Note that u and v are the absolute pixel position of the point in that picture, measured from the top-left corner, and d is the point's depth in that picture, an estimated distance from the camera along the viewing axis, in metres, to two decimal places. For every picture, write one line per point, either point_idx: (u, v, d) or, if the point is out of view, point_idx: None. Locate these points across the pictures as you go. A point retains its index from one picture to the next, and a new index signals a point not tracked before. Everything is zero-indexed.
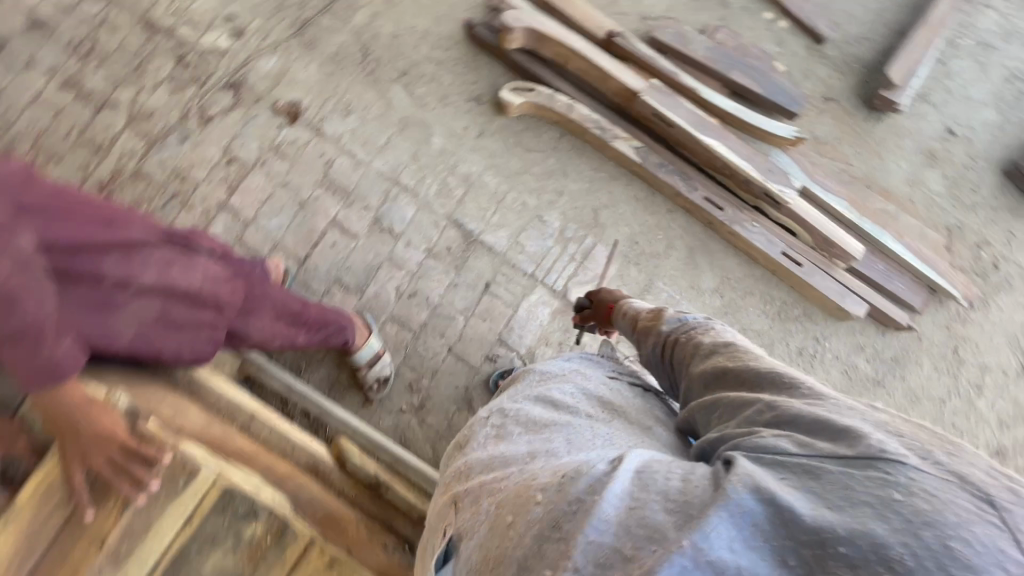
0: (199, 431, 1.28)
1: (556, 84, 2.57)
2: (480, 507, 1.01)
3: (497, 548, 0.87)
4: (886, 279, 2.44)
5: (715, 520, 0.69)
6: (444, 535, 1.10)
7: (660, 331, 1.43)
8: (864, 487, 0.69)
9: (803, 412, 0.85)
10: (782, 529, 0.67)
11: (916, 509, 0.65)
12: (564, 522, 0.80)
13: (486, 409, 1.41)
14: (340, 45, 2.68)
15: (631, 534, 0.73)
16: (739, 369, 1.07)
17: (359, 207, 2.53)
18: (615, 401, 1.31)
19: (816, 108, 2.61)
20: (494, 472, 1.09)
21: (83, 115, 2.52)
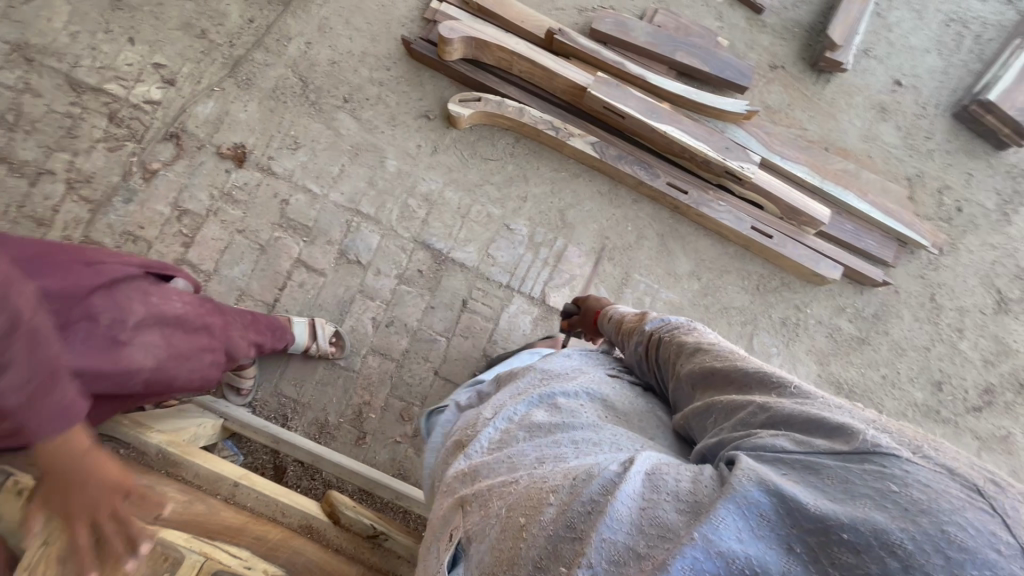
0: (176, 514, 1.23)
1: (503, 89, 2.53)
2: (488, 510, 0.90)
3: (510, 550, 0.79)
4: (856, 238, 2.46)
5: (722, 511, 0.63)
6: (447, 540, 0.97)
7: (642, 330, 1.36)
8: (861, 479, 0.61)
9: (793, 411, 0.76)
10: (787, 517, 0.60)
11: (914, 498, 0.57)
12: (578, 521, 0.73)
13: (487, 409, 1.25)
14: (278, 79, 2.60)
15: (644, 533, 0.68)
16: (725, 369, 0.97)
17: (322, 242, 2.47)
18: (626, 404, 1.14)
19: (763, 78, 2.62)
20: (501, 477, 0.95)
21: (19, 189, 2.41)
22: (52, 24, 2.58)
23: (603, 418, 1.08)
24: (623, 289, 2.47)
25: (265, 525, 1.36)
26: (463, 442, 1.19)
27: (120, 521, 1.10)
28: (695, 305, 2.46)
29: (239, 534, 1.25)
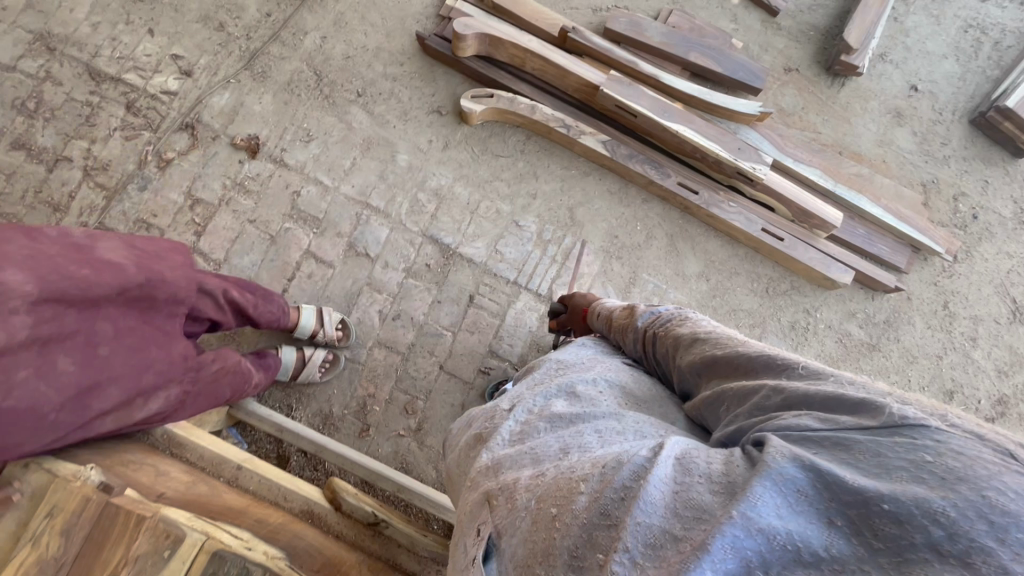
0: (181, 495, 1.22)
1: (516, 86, 2.53)
2: (513, 503, 0.80)
3: (542, 541, 0.71)
4: (868, 244, 2.43)
5: (759, 489, 0.60)
6: (473, 535, 0.85)
7: (636, 327, 1.35)
8: (893, 452, 0.60)
9: (809, 392, 0.74)
10: (825, 491, 0.58)
11: (949, 466, 0.55)
12: (611, 508, 0.67)
13: (502, 401, 1.17)
14: (293, 72, 2.62)
15: (679, 516, 0.63)
16: (728, 356, 0.97)
17: (331, 234, 2.48)
18: (637, 388, 1.12)
19: (778, 80, 2.61)
20: (522, 469, 0.86)
21: (38, 174, 2.45)
22: (74, 14, 2.62)
23: (620, 405, 1.03)
24: (631, 288, 2.46)
25: (267, 508, 1.36)
26: (479, 432, 1.09)
27: (125, 497, 1.10)
28: (703, 306, 2.45)
29: (241, 516, 1.25)
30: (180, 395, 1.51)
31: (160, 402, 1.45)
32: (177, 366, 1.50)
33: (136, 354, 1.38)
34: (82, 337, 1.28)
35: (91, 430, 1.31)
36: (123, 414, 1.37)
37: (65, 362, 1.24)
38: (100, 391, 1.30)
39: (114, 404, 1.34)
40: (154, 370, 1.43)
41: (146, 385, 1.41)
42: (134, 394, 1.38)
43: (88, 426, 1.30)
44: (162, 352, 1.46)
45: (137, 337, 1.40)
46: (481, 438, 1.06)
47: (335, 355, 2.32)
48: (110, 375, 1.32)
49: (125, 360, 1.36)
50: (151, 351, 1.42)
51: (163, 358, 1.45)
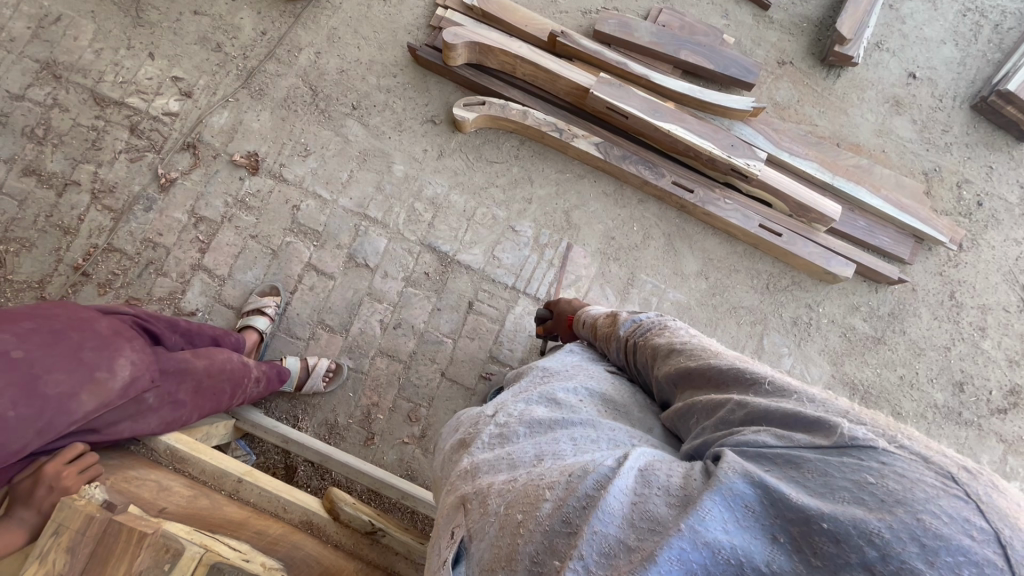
0: (182, 509, 1.26)
1: (507, 93, 2.55)
2: (485, 507, 0.81)
3: (507, 545, 0.71)
4: (869, 235, 2.40)
5: (708, 503, 0.60)
6: (446, 538, 0.86)
7: (618, 335, 1.35)
8: (839, 472, 0.60)
9: (770, 407, 0.74)
10: (771, 508, 0.59)
11: (889, 488, 0.55)
12: (573, 515, 0.68)
13: (487, 407, 1.17)
14: (290, 88, 2.67)
15: (635, 527, 0.63)
16: (701, 368, 0.97)
17: (331, 246, 2.52)
18: (617, 395, 1.12)
19: (772, 74, 2.59)
20: (495, 475, 0.87)
21: (48, 199, 2.53)
22: (78, 42, 2.70)
23: (599, 414, 1.03)
24: (629, 289, 2.46)
25: (267, 520, 1.40)
26: (462, 439, 1.10)
27: (127, 515, 1.13)
28: (702, 305, 2.44)
29: (240, 528, 1.29)
30: (148, 361, 1.43)
31: (127, 369, 1.37)
32: (116, 337, 1.40)
33: (57, 341, 1.28)
34: None
35: (72, 415, 1.25)
36: (96, 389, 1.30)
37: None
38: (43, 379, 1.22)
39: (76, 385, 1.27)
40: (91, 345, 1.33)
41: (95, 359, 1.32)
42: (88, 370, 1.29)
43: (64, 410, 1.24)
44: (86, 331, 1.34)
45: (46, 328, 1.29)
46: (464, 444, 1.07)
47: (339, 364, 2.35)
48: (41, 363, 1.22)
49: (46, 348, 1.25)
50: (70, 332, 1.32)
51: (92, 335, 1.35)
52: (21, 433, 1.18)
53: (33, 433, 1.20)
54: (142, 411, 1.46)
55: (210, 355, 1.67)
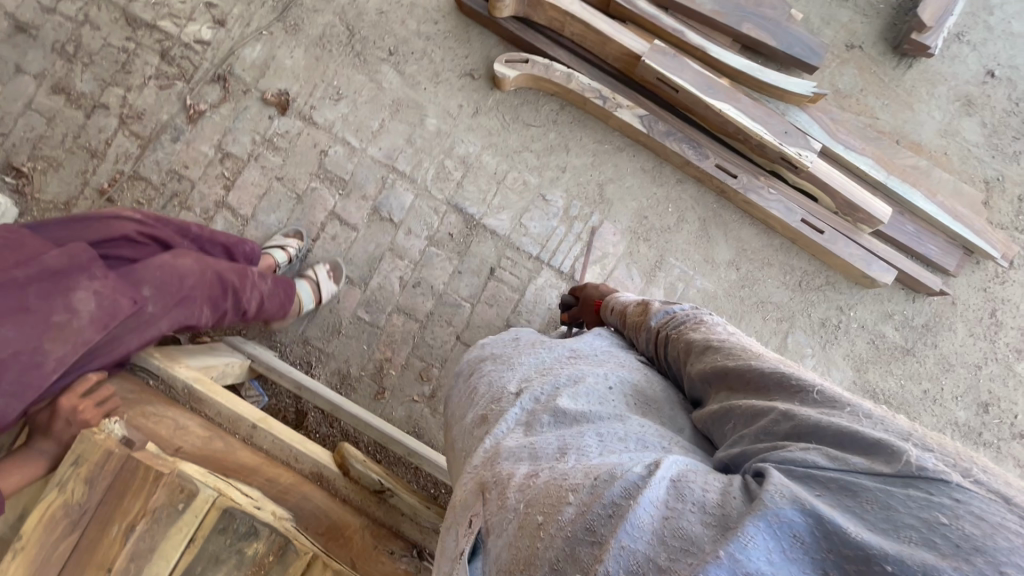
0: (198, 450, 1.28)
1: (552, 52, 2.41)
2: (502, 501, 0.78)
3: (524, 548, 0.69)
4: (917, 242, 2.29)
5: (751, 529, 0.56)
6: (466, 526, 0.84)
7: (648, 326, 1.30)
8: (905, 506, 0.56)
9: (820, 422, 0.69)
10: (824, 540, 0.55)
11: (965, 533, 0.52)
12: (598, 524, 0.64)
13: (510, 382, 1.13)
14: (325, 26, 2.55)
15: (666, 545, 0.59)
16: (739, 367, 0.91)
17: (357, 196, 2.47)
18: (644, 386, 1.08)
19: (837, 58, 2.42)
20: (515, 467, 0.84)
21: (76, 120, 2.49)
22: None
23: (628, 408, 0.99)
24: (656, 272, 2.41)
25: (278, 468, 1.41)
26: (483, 413, 1.07)
27: (144, 452, 1.14)
28: (729, 295, 2.37)
29: (253, 474, 1.31)
30: (111, 286, 1.31)
31: (89, 303, 1.26)
32: (69, 269, 1.27)
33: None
34: None
35: (42, 368, 1.18)
36: (60, 334, 1.21)
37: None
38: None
39: (34, 337, 1.17)
40: (38, 289, 1.20)
41: (45, 304, 1.20)
42: (41, 317, 1.18)
43: (32, 364, 1.16)
44: (31, 272, 1.21)
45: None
46: (486, 419, 1.05)
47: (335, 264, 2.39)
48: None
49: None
50: (13, 276, 1.19)
51: (38, 275, 1.22)
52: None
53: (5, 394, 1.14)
54: (141, 324, 1.40)
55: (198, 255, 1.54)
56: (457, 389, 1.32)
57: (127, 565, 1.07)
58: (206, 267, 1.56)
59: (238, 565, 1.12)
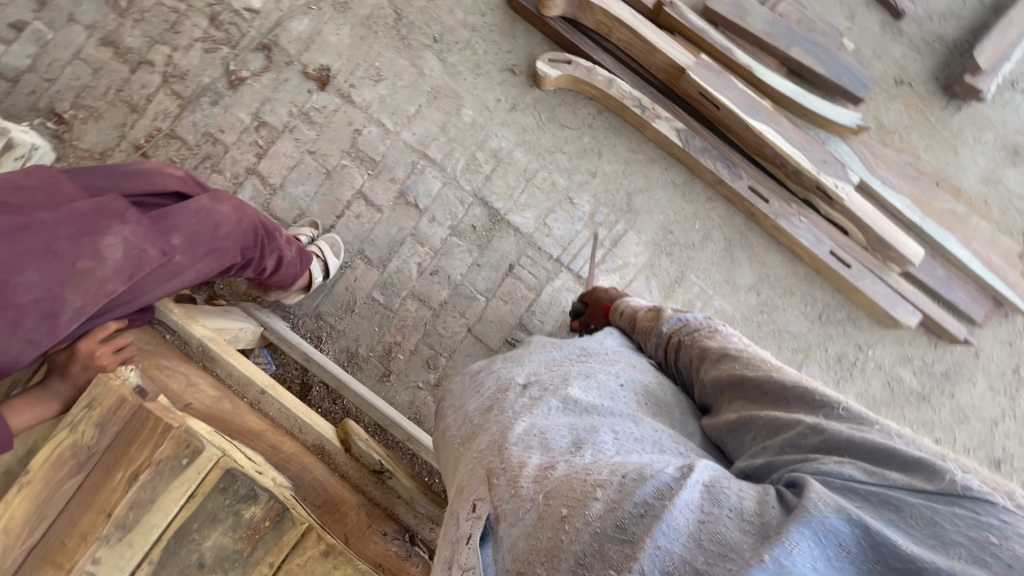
0: (207, 408, 1.29)
1: (597, 56, 2.40)
2: (517, 490, 0.76)
3: (547, 539, 0.68)
4: (946, 288, 2.24)
5: (796, 535, 0.55)
6: (469, 511, 0.81)
7: (660, 332, 1.24)
8: (952, 524, 0.55)
9: (852, 437, 0.68)
10: (871, 552, 0.54)
11: (1015, 553, 0.51)
12: (630, 522, 0.63)
13: (518, 374, 1.11)
14: (374, 6, 2.56)
15: (703, 549, 0.58)
16: (757, 378, 0.89)
17: (385, 178, 2.48)
18: (657, 389, 1.06)
19: (885, 92, 2.38)
20: (527, 455, 0.82)
21: (121, 73, 2.53)
22: None
23: (640, 407, 0.97)
24: (675, 287, 2.38)
25: (282, 437, 1.41)
26: (489, 404, 1.05)
27: (155, 404, 1.14)
28: (747, 319, 2.34)
29: (257, 438, 1.31)
30: (139, 234, 1.28)
31: (115, 252, 1.24)
32: (97, 214, 1.24)
33: (23, 233, 1.14)
34: None
35: (59, 318, 1.17)
36: (83, 282, 1.19)
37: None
38: (13, 284, 1.11)
39: (57, 283, 1.16)
40: (66, 232, 1.18)
41: (72, 248, 1.18)
42: (66, 263, 1.17)
43: (50, 313, 1.15)
44: (59, 214, 1.19)
45: (10, 218, 1.14)
46: (492, 407, 1.03)
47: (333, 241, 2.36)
48: (6, 266, 1.10)
49: (10, 247, 1.11)
50: (40, 218, 1.17)
51: (66, 218, 1.20)
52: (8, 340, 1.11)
53: (22, 340, 1.14)
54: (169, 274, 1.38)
55: (234, 201, 1.52)
56: (459, 386, 1.29)
57: (127, 514, 1.08)
58: (241, 217, 1.52)
59: (233, 528, 1.12)
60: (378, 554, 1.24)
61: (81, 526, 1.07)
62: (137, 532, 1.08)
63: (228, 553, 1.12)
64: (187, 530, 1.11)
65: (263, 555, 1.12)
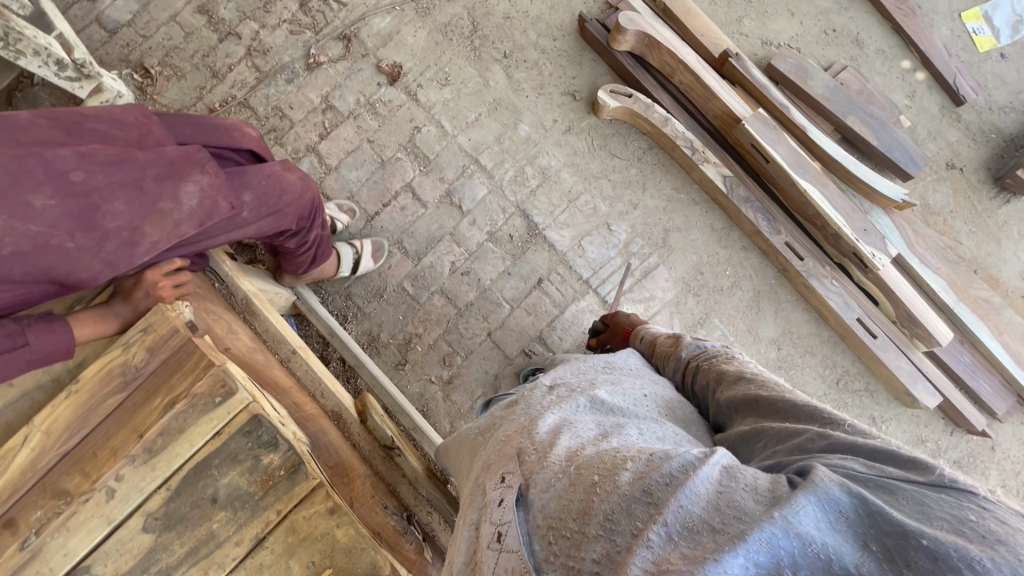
0: (243, 355, 1.37)
1: (656, 94, 2.50)
2: (546, 462, 0.82)
3: (579, 501, 0.73)
4: (971, 375, 2.24)
5: (802, 500, 0.60)
6: (496, 481, 0.86)
7: (678, 356, 1.28)
8: (938, 505, 0.59)
9: (856, 442, 0.73)
10: (866, 518, 0.58)
11: (991, 529, 0.55)
12: (656, 488, 0.68)
13: (545, 377, 1.17)
14: (453, 16, 2.69)
15: (719, 510, 0.63)
16: (772, 399, 0.93)
17: (435, 176, 2.57)
18: (674, 402, 1.09)
19: (936, 174, 2.42)
20: (557, 437, 0.87)
21: (210, 40, 2.70)
22: None
23: (661, 415, 1.02)
24: (697, 328, 2.41)
25: (306, 398, 1.50)
26: (515, 401, 1.10)
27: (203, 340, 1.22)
28: None
29: (283, 393, 1.39)
30: (214, 186, 1.37)
31: (192, 199, 1.33)
32: (183, 161, 1.34)
33: (119, 166, 1.24)
34: (41, 169, 1.14)
35: (135, 247, 1.26)
36: (160, 221, 1.28)
37: (39, 198, 1.13)
38: (103, 210, 1.20)
39: (139, 217, 1.26)
40: (154, 173, 1.29)
41: (157, 187, 1.28)
42: (150, 201, 1.27)
43: (130, 243, 1.25)
44: (151, 156, 1.30)
45: (110, 151, 1.24)
46: (516, 404, 1.09)
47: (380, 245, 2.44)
48: (99, 193, 1.20)
49: (105, 176, 1.22)
50: (135, 156, 1.27)
51: (156, 160, 1.30)
52: (86, 262, 1.20)
53: (101, 261, 1.23)
54: (232, 225, 1.48)
55: (301, 173, 1.61)
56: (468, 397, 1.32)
57: (155, 439, 1.14)
58: (306, 188, 1.61)
59: (250, 471, 1.18)
60: (375, 523, 1.28)
61: (113, 441, 1.15)
62: (160, 458, 1.14)
63: (240, 493, 1.17)
64: (207, 464, 1.17)
65: (273, 501, 1.18)
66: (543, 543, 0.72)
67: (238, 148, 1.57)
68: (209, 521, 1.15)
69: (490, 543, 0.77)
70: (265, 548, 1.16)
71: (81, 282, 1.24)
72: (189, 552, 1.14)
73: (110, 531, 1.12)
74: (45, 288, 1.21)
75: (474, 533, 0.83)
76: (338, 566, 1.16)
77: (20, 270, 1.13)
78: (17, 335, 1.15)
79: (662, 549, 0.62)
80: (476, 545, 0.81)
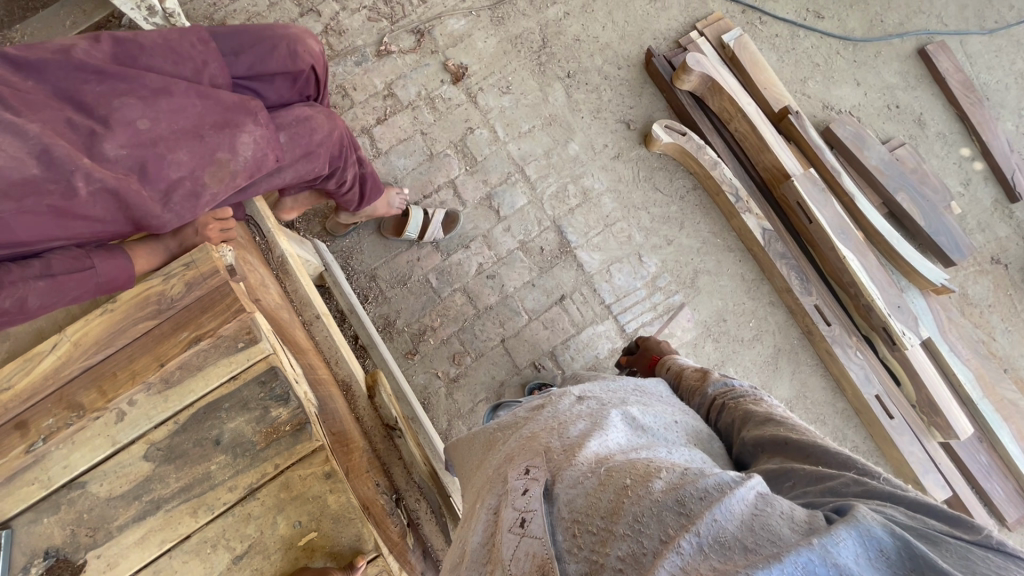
0: (271, 310, 1.40)
1: (709, 136, 2.53)
2: (574, 461, 0.83)
3: (608, 502, 0.74)
4: (984, 476, 2.19)
5: (844, 532, 0.61)
6: (519, 470, 0.87)
7: (704, 392, 1.28)
8: (986, 564, 0.61)
9: (897, 493, 0.73)
10: (908, 561, 0.59)
11: None
12: (690, 501, 0.68)
13: (574, 388, 1.17)
14: (525, 29, 2.73)
15: (752, 531, 0.64)
16: (801, 443, 0.92)
17: (478, 178, 2.61)
18: (702, 434, 1.08)
19: (979, 266, 2.39)
20: (588, 439, 0.88)
21: (291, 13, 2.73)
22: None
23: (687, 441, 1.01)
24: None
25: (321, 363, 1.54)
26: (541, 404, 1.11)
27: (238, 286, 1.25)
28: None
29: (301, 353, 1.42)
30: (266, 139, 1.43)
31: (247, 150, 1.38)
32: (238, 110, 1.40)
33: (180, 114, 1.29)
34: (112, 117, 1.20)
35: (199, 201, 1.31)
36: (218, 171, 1.33)
37: (111, 148, 1.18)
38: (168, 159, 1.25)
39: (199, 167, 1.30)
40: (211, 122, 1.33)
41: (215, 138, 1.33)
42: (209, 150, 1.31)
43: (195, 193, 1.30)
44: (208, 103, 1.34)
45: (170, 97, 1.29)
46: (541, 408, 1.09)
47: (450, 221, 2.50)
48: (163, 144, 1.25)
49: (168, 125, 1.26)
50: (192, 102, 1.32)
51: (211, 107, 1.35)
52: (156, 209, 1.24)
53: (172, 214, 1.28)
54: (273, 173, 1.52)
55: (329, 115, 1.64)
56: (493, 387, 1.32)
57: (173, 372, 1.17)
58: (333, 127, 1.63)
59: (255, 421, 1.20)
60: (365, 497, 1.30)
61: (133, 365, 1.16)
62: (174, 391, 1.17)
63: (243, 440, 1.19)
64: (217, 406, 1.19)
65: (273, 455, 1.20)
66: (567, 534, 0.74)
67: (295, 76, 1.60)
68: (208, 462, 1.17)
69: (512, 526, 0.78)
70: (256, 499, 1.18)
71: (150, 228, 1.28)
72: (182, 488, 1.15)
73: (111, 453, 1.14)
74: (119, 230, 1.24)
75: (492, 517, 0.85)
76: (324, 531, 1.19)
77: (102, 208, 1.17)
78: (82, 258, 1.20)
79: (691, 557, 0.62)
80: (494, 528, 0.83)
